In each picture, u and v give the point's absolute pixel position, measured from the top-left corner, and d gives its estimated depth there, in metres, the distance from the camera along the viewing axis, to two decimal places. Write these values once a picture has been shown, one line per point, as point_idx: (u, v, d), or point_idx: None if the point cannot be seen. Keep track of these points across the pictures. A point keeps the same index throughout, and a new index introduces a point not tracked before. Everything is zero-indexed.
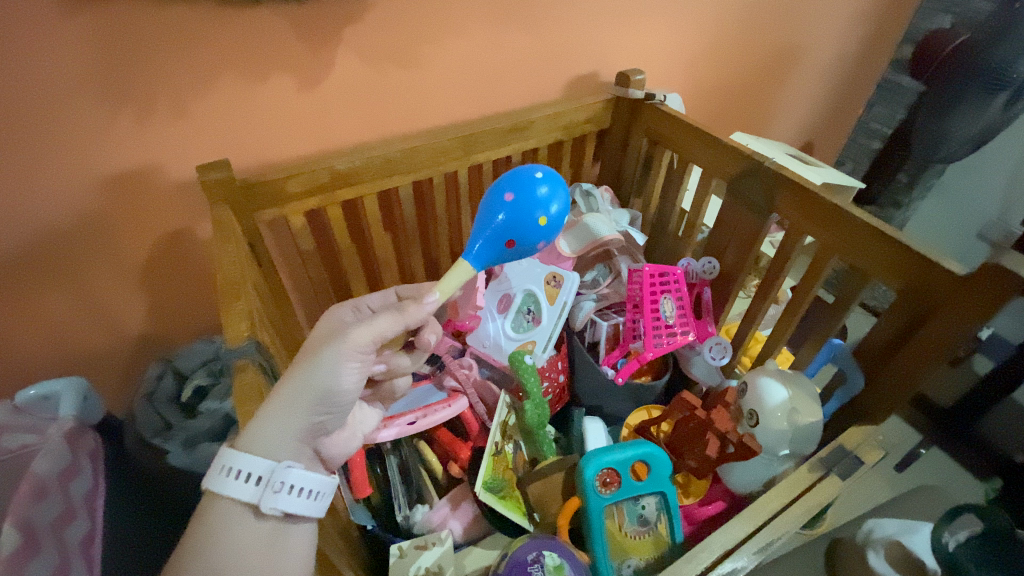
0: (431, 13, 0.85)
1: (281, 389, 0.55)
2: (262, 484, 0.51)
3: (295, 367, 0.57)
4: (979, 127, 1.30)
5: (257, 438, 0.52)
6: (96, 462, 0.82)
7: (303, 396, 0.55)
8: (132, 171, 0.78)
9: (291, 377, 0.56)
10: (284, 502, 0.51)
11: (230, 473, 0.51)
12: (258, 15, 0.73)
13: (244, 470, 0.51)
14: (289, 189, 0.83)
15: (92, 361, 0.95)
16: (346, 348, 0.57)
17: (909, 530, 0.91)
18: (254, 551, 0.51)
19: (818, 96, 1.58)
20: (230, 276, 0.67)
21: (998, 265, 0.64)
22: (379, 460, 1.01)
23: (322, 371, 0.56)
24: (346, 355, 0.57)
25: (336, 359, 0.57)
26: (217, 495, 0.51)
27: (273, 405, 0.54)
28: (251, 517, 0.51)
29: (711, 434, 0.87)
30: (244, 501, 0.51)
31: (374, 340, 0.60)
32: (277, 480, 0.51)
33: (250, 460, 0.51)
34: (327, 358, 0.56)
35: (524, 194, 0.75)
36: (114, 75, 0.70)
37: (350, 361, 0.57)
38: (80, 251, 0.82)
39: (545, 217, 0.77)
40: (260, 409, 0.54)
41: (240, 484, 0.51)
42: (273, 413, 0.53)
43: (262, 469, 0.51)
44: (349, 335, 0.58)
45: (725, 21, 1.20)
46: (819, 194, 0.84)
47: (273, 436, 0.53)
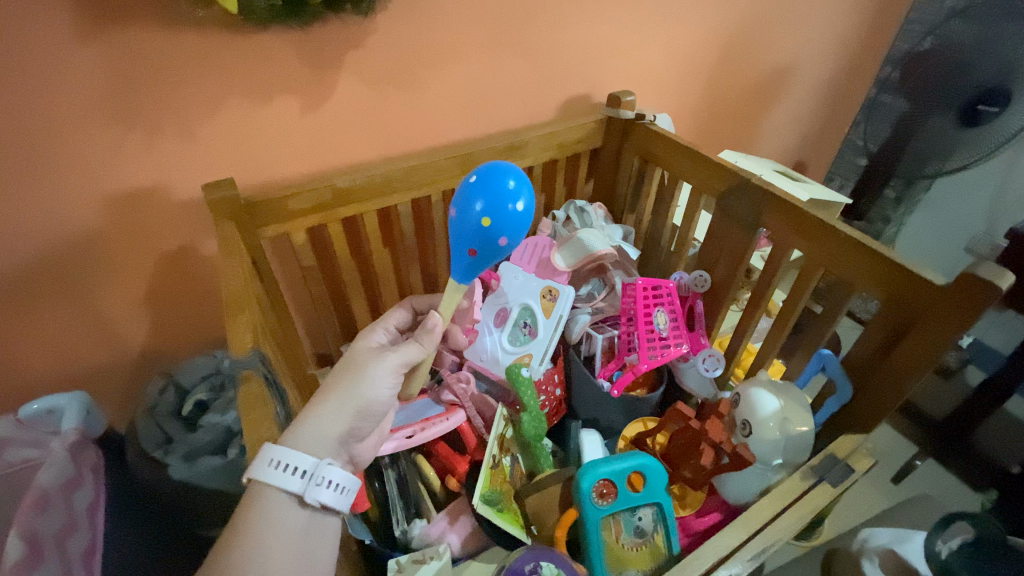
0: (429, 39, 0.89)
1: (327, 398, 0.61)
2: (306, 477, 0.53)
3: (335, 382, 0.63)
4: (940, 142, 1.38)
5: (304, 438, 0.56)
6: (97, 475, 0.85)
7: (347, 404, 0.61)
8: (139, 190, 0.81)
9: (333, 390, 0.62)
10: (325, 496, 0.54)
11: (275, 464, 0.52)
12: (262, 40, 0.77)
13: (290, 463, 0.53)
14: (292, 207, 0.86)
15: (93, 377, 0.96)
16: (384, 366, 0.66)
17: (902, 539, 0.91)
18: (295, 540, 0.52)
19: (805, 116, 1.64)
20: (235, 290, 0.69)
21: (977, 276, 0.67)
22: (377, 475, 1.01)
23: (364, 384, 0.63)
24: (385, 373, 0.65)
25: (376, 375, 0.65)
26: (261, 484, 0.52)
27: (319, 410, 0.59)
28: (292, 508, 0.53)
29: (705, 443, 0.90)
30: (288, 492, 0.53)
31: (404, 362, 0.68)
32: (320, 475, 0.54)
33: (295, 454, 0.53)
34: (367, 377, 0.64)
35: (496, 190, 0.73)
36: (125, 98, 0.73)
37: (386, 377, 0.65)
38: (86, 267, 0.84)
39: (487, 217, 0.72)
40: (306, 414, 0.59)
41: (286, 475, 0.52)
42: (319, 417, 0.59)
43: (306, 464, 0.54)
44: (386, 357, 0.67)
45: (713, 44, 1.25)
46: (805, 209, 0.87)
47: (319, 437, 0.57)
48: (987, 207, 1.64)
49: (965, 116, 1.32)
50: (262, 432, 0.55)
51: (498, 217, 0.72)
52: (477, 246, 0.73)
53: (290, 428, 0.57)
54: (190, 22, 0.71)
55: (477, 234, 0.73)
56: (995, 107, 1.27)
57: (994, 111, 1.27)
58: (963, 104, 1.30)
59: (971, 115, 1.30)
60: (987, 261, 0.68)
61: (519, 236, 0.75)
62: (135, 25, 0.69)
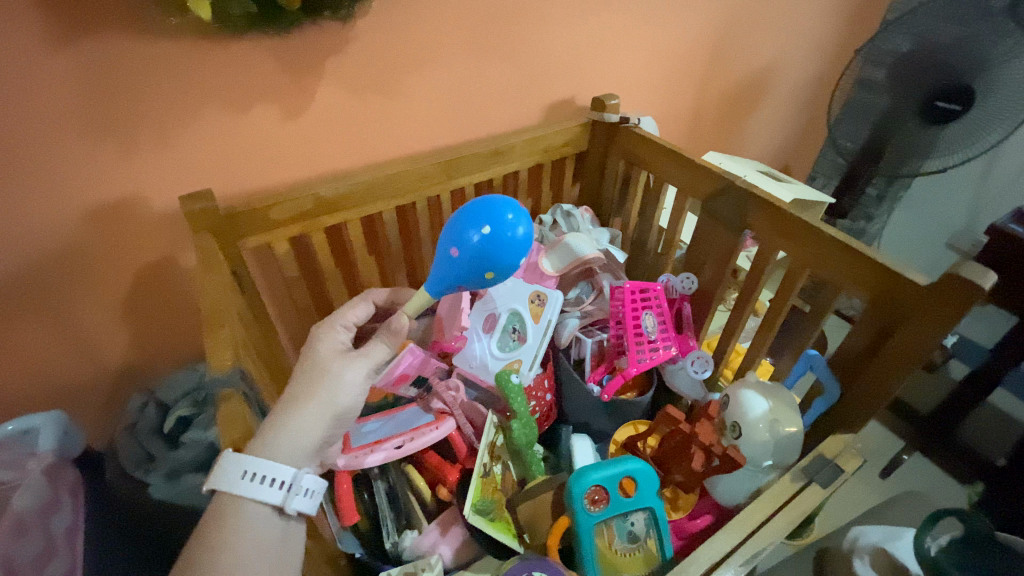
0: (411, 45, 0.88)
1: (302, 407, 0.61)
2: (285, 487, 0.56)
3: (307, 387, 0.63)
4: (903, 140, 1.41)
5: (282, 451, 0.58)
6: (76, 497, 0.83)
7: (323, 414, 0.62)
8: (116, 202, 0.79)
9: (307, 398, 0.62)
10: (303, 502, 0.57)
11: (250, 476, 0.54)
12: (240, 48, 0.75)
13: (268, 475, 0.55)
14: (273, 217, 0.84)
15: (72, 394, 0.93)
16: (357, 372, 0.66)
17: (893, 537, 0.91)
18: (273, 546, 0.55)
19: (788, 115, 1.65)
20: (216, 305, 0.68)
21: (959, 275, 0.68)
22: (366, 486, 0.99)
23: (340, 392, 0.64)
24: (359, 378, 0.66)
25: (350, 381, 0.66)
26: (236, 497, 0.54)
27: (295, 421, 0.60)
28: (268, 517, 0.56)
29: (695, 447, 0.89)
30: (266, 503, 0.56)
31: (376, 365, 0.69)
32: (298, 484, 0.57)
33: (273, 466, 0.55)
34: (341, 383, 0.65)
35: (494, 221, 0.75)
36: (99, 109, 0.71)
37: (359, 382, 0.66)
38: (62, 282, 0.81)
39: (493, 272, 0.78)
40: (282, 426, 0.59)
41: (265, 487, 0.55)
42: (296, 429, 0.60)
43: (284, 475, 0.56)
44: (358, 360, 0.67)
45: (695, 46, 1.26)
46: (789, 211, 0.87)
47: (296, 450, 0.59)
48: (967, 204, 1.67)
49: (928, 114, 1.34)
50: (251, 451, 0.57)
51: (494, 247, 0.75)
52: (471, 282, 0.78)
53: (265, 441, 0.58)
54: (165, 31, 0.70)
55: (478, 275, 0.77)
56: (957, 105, 1.29)
57: (955, 109, 1.29)
58: (924, 100, 1.33)
59: (933, 111, 1.33)
60: (970, 261, 0.69)
61: (513, 263, 0.78)
62: (107, 33, 0.67)
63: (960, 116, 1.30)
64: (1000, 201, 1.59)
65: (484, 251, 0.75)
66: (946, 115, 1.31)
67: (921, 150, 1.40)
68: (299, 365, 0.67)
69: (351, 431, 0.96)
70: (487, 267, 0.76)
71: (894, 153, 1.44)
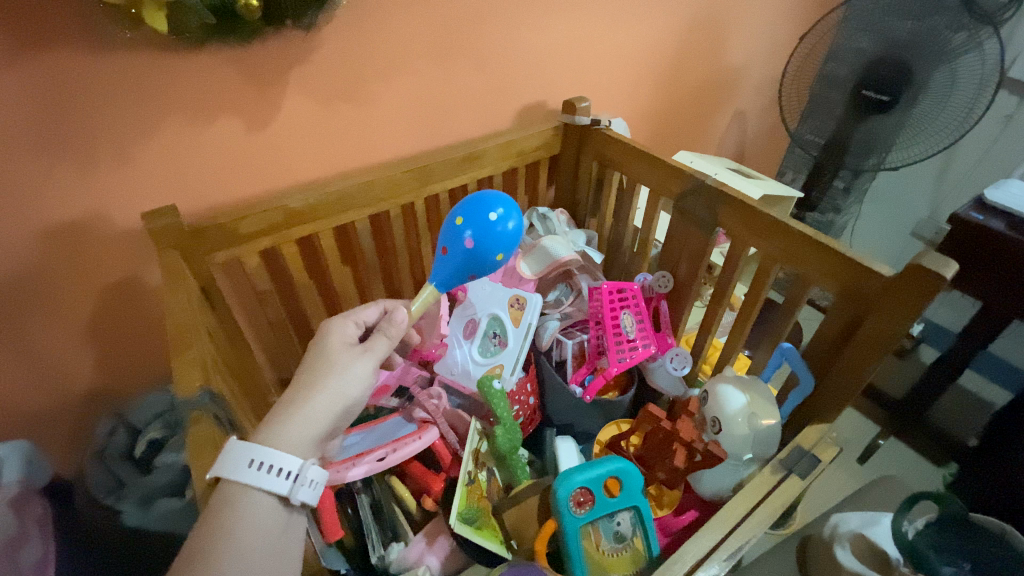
0: (376, 52, 0.87)
1: (310, 398, 0.59)
2: (292, 478, 0.53)
3: (315, 378, 0.61)
4: (858, 130, 1.45)
5: (288, 441, 0.56)
6: (44, 528, 0.78)
7: (331, 405, 0.60)
8: (75, 221, 0.76)
9: (313, 389, 0.60)
10: (308, 495, 0.54)
11: (255, 464, 0.52)
12: (200, 60, 0.73)
13: (276, 465, 0.53)
14: (242, 231, 0.83)
15: (36, 423, 0.89)
16: (364, 365, 0.64)
17: (871, 522, 0.93)
18: (276, 537, 0.52)
19: (756, 113, 1.69)
20: (183, 324, 0.66)
21: (920, 265, 0.70)
22: (349, 500, 0.97)
23: (347, 384, 0.62)
24: (367, 371, 0.65)
25: (358, 373, 0.64)
26: (240, 487, 0.51)
27: (302, 413, 0.58)
28: (271, 508, 0.53)
29: (677, 443, 0.92)
30: (271, 494, 0.53)
31: (383, 358, 0.68)
32: (304, 475, 0.54)
33: (280, 455, 0.53)
34: (348, 375, 0.63)
35: (480, 201, 0.82)
36: (53, 126, 0.69)
37: (365, 376, 0.64)
38: (20, 307, 0.78)
39: (473, 242, 0.79)
40: (290, 416, 0.58)
41: (270, 477, 0.52)
42: (304, 419, 0.58)
43: (292, 465, 0.54)
44: (367, 354, 0.66)
45: (662, 48, 1.28)
46: (758, 207, 0.89)
47: (303, 440, 0.57)
48: (929, 194, 1.73)
49: (857, 101, 1.41)
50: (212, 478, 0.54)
51: (475, 217, 0.80)
52: (453, 253, 0.80)
53: (268, 428, 0.56)
54: (118, 44, 0.68)
55: (458, 245, 0.80)
56: (882, 94, 1.36)
57: (876, 96, 1.36)
58: (854, 87, 1.40)
59: (861, 99, 1.40)
60: (932, 251, 0.71)
61: (496, 235, 0.81)
62: (57, 48, 0.65)
63: (892, 105, 1.36)
64: (960, 190, 1.65)
65: (465, 221, 0.80)
66: (877, 103, 1.37)
67: (870, 142, 1.45)
68: (309, 355, 0.65)
69: None
70: (466, 234, 0.79)
71: (857, 146, 1.48)
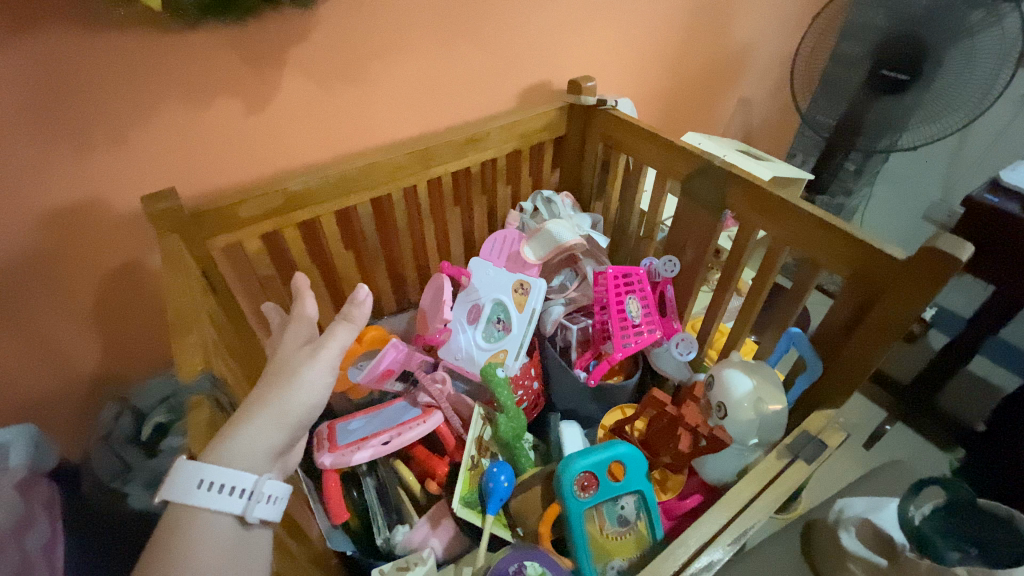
0: (377, 29, 0.85)
1: (263, 408, 0.53)
2: (246, 495, 0.48)
3: (267, 389, 0.55)
4: (871, 111, 1.41)
5: (240, 457, 0.49)
6: (52, 513, 0.78)
7: (284, 412, 0.53)
8: (75, 206, 0.75)
9: (264, 399, 0.53)
10: (266, 512, 0.49)
11: (204, 485, 0.46)
12: (196, 38, 0.72)
13: (227, 483, 0.47)
14: (242, 215, 0.82)
15: (44, 407, 0.90)
16: (319, 365, 0.57)
17: (876, 507, 0.89)
18: (237, 559, 0.46)
19: (766, 93, 1.65)
20: (183, 308, 0.65)
21: (935, 247, 0.68)
22: (355, 483, 1.00)
23: (302, 388, 0.55)
24: (323, 369, 0.57)
25: (313, 373, 0.56)
26: (188, 513, 0.46)
27: (252, 425, 0.51)
28: (223, 531, 0.47)
29: (682, 429, 0.89)
30: (223, 516, 0.47)
31: (342, 352, 0.60)
32: (260, 490, 0.48)
33: (231, 472, 0.47)
34: (304, 378, 0.56)
35: None
36: (48, 108, 0.68)
37: (323, 376, 0.57)
38: (25, 292, 0.78)
39: None
40: (238, 428, 0.51)
41: (222, 496, 0.47)
42: (254, 432, 0.51)
43: (245, 482, 0.48)
44: (320, 350, 0.58)
45: (670, 25, 1.24)
46: (767, 189, 0.87)
47: (256, 454, 0.50)
48: (941, 176, 1.69)
49: (875, 83, 1.37)
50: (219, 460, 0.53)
51: None
52: None
53: (215, 446, 0.49)
54: (111, 22, 0.66)
55: None
56: (902, 74, 1.31)
57: (901, 77, 1.31)
58: (872, 69, 1.35)
59: (879, 80, 1.35)
60: (947, 233, 0.69)
61: None
62: (50, 27, 0.63)
63: (908, 85, 1.32)
64: (973, 172, 1.61)
65: None
66: (892, 82, 1.33)
67: (884, 121, 1.40)
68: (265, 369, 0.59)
69: (338, 430, 0.97)
70: None
71: (871, 126, 1.43)
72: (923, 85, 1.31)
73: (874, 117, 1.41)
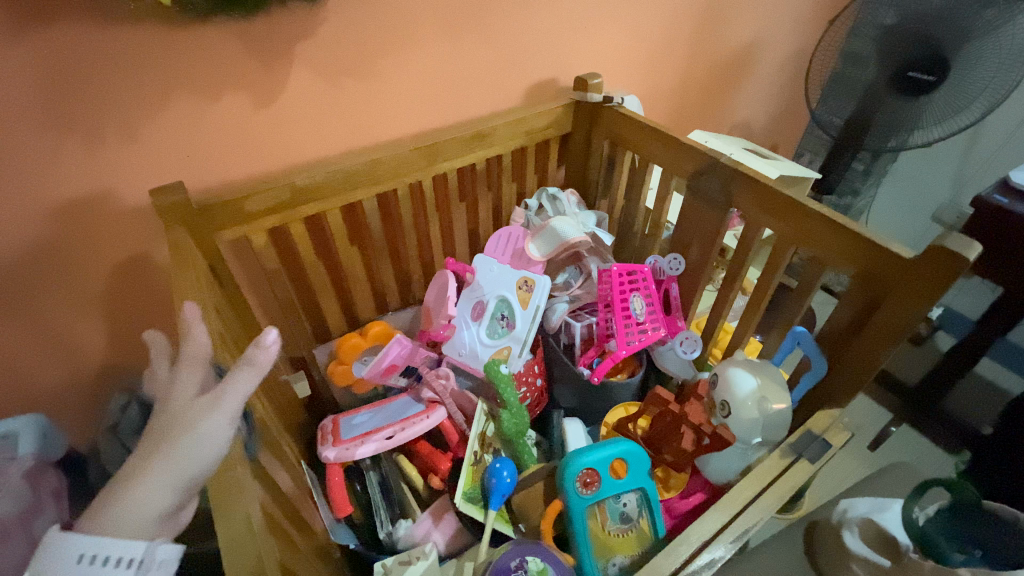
0: (384, 25, 0.85)
1: (148, 468, 0.46)
2: (137, 565, 0.42)
3: (155, 447, 0.48)
4: (882, 110, 1.39)
5: (123, 527, 0.43)
6: (59, 502, 0.80)
7: (172, 473, 0.46)
8: (85, 198, 0.76)
9: (150, 458, 0.47)
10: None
11: (85, 559, 0.41)
12: (206, 33, 0.72)
13: (113, 555, 0.42)
14: (249, 208, 0.83)
15: (53, 397, 0.91)
16: (216, 413, 0.50)
17: (880, 507, 0.89)
18: None
19: (774, 92, 1.64)
20: (190, 300, 0.66)
21: (942, 247, 0.68)
22: (359, 477, 1.01)
23: (194, 444, 0.48)
24: (220, 424, 0.49)
25: (208, 429, 0.48)
26: None
27: (136, 489, 0.45)
28: None
29: (686, 427, 0.92)
30: None
31: (244, 398, 0.52)
32: (152, 557, 0.43)
33: (113, 544, 0.42)
34: (198, 430, 0.48)
35: None
36: (59, 101, 0.68)
37: (221, 427, 0.49)
38: (36, 283, 0.79)
39: None
40: (121, 492, 0.45)
41: (108, 569, 0.41)
42: (138, 497, 0.45)
43: (135, 550, 0.42)
44: (217, 402, 0.50)
45: (678, 22, 1.24)
46: (774, 187, 0.87)
47: (141, 523, 0.44)
48: (951, 176, 1.68)
49: (901, 84, 1.33)
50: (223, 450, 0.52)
51: None
52: None
53: (95, 516, 0.44)
54: (122, 17, 0.67)
55: None
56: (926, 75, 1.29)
57: (929, 79, 1.28)
58: (899, 69, 1.31)
59: (905, 82, 1.31)
60: (954, 232, 0.69)
61: None
62: (62, 22, 0.64)
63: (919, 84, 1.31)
64: (984, 171, 1.60)
65: None
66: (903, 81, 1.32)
67: (896, 120, 1.38)
68: (154, 425, 0.51)
69: (342, 424, 0.98)
70: None
71: (880, 125, 1.42)
72: (950, 86, 1.28)
73: (893, 119, 1.38)
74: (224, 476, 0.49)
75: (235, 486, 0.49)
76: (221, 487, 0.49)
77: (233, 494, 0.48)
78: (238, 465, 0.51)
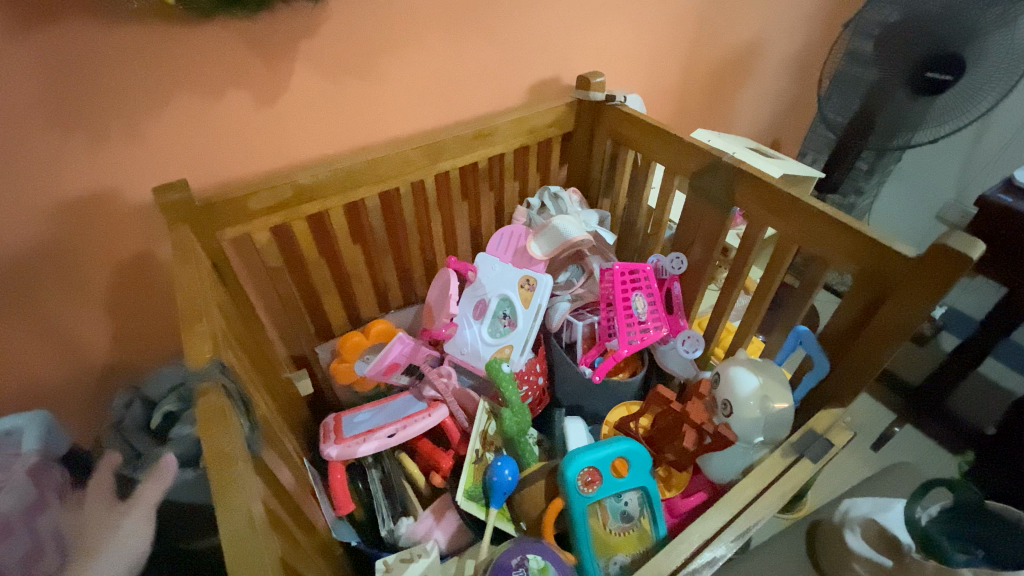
0: (386, 23, 0.85)
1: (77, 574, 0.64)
2: None
3: (83, 560, 0.65)
4: (887, 110, 1.38)
5: None
6: (64, 495, 0.77)
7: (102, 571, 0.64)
8: (89, 197, 0.77)
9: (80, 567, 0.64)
10: None
11: None
12: (209, 32, 0.73)
13: None
14: (252, 207, 0.83)
15: (58, 394, 0.92)
16: (130, 525, 0.68)
17: (882, 508, 0.89)
18: None
19: (776, 92, 1.63)
20: (193, 298, 0.66)
21: (946, 247, 0.68)
22: (361, 476, 1.02)
23: (116, 551, 0.66)
24: (136, 528, 0.68)
25: (124, 539, 0.67)
26: None
27: None
28: None
29: (688, 426, 0.91)
30: None
31: (151, 507, 0.70)
32: None
33: None
34: (117, 539, 0.67)
35: None
36: (65, 99, 0.69)
37: (137, 535, 0.68)
38: (40, 281, 0.80)
39: None
40: None
41: None
42: None
43: None
44: (132, 511, 0.69)
45: (680, 21, 1.23)
46: (776, 186, 0.86)
47: None
48: (955, 176, 1.67)
49: (918, 85, 1.32)
50: (223, 446, 0.52)
51: None
52: None
53: None
54: (126, 14, 0.67)
55: None
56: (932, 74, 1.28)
57: (946, 78, 1.26)
58: (916, 72, 1.30)
59: (923, 82, 1.30)
60: (958, 232, 0.69)
61: None
62: (66, 20, 0.65)
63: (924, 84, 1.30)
64: (989, 170, 1.59)
65: None
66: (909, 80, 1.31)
67: (901, 119, 1.37)
68: (78, 543, 0.69)
69: (344, 422, 0.98)
70: None
71: (885, 125, 1.41)
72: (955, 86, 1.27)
73: (906, 118, 1.37)
74: (226, 473, 0.50)
75: (237, 483, 0.49)
76: (222, 484, 0.49)
77: (234, 490, 0.49)
78: (240, 461, 0.51)
